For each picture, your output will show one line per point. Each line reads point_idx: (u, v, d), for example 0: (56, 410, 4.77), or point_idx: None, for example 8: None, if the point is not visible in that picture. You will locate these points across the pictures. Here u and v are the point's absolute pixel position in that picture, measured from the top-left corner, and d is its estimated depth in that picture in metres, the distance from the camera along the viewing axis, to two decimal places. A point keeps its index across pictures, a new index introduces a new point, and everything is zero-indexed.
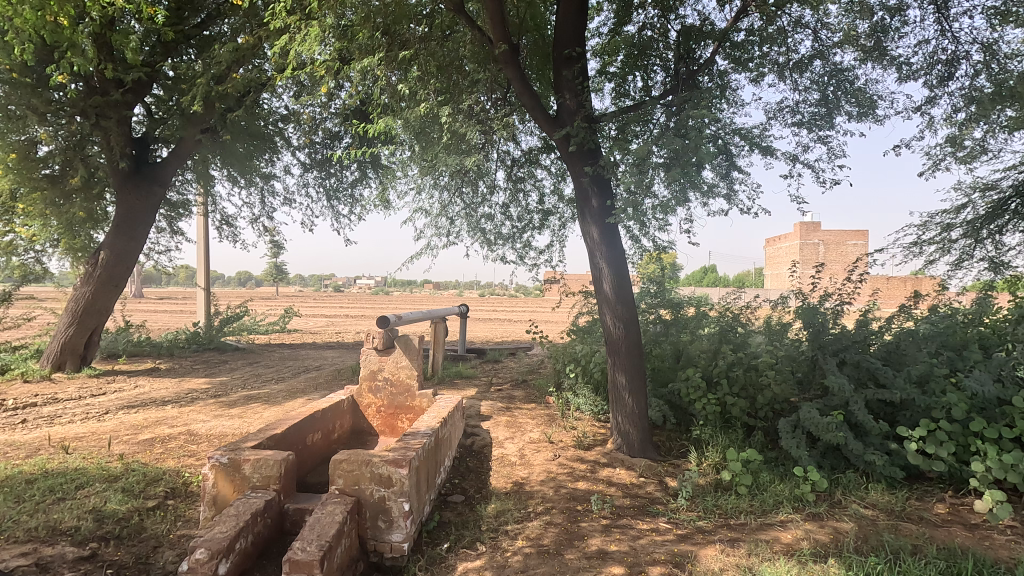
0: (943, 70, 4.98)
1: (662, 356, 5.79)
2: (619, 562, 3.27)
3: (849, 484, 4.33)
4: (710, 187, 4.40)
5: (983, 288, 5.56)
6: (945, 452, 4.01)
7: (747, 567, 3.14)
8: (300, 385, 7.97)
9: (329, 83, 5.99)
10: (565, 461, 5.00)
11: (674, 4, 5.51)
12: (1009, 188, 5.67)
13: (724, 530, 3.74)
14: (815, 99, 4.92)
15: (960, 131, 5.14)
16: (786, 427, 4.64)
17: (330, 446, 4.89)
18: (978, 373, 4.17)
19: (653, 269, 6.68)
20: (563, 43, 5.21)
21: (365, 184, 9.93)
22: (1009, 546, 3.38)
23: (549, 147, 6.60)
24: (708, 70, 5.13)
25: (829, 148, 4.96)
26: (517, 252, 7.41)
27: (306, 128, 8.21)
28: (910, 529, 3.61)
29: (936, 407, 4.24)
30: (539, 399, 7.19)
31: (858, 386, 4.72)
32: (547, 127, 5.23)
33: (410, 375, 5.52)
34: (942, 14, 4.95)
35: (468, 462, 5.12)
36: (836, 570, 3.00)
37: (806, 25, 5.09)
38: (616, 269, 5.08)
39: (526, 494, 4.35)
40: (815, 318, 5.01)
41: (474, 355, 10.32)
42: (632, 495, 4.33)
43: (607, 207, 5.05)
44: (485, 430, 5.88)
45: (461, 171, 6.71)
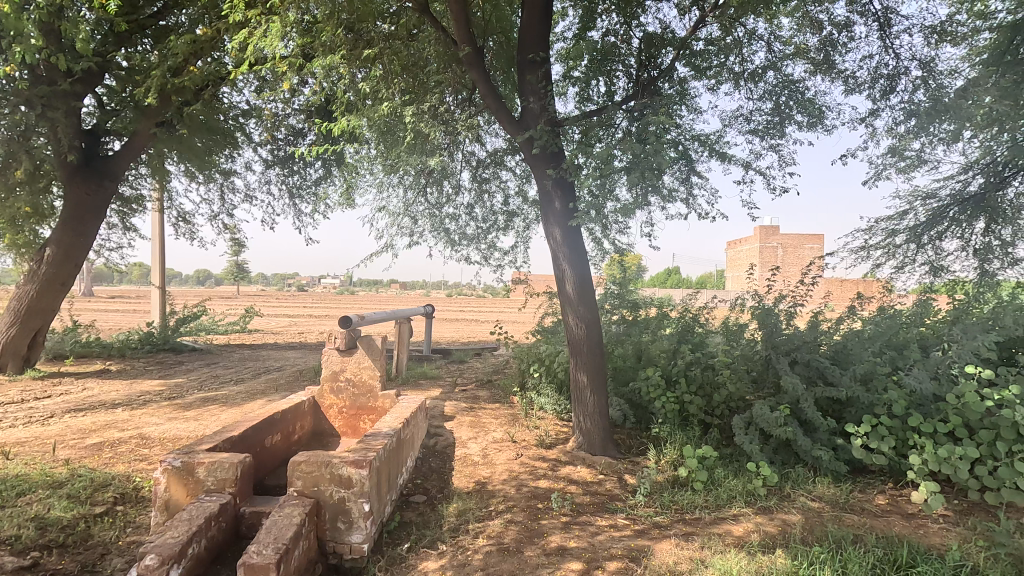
0: (886, 84, 5.24)
1: (624, 356, 5.91)
2: (577, 558, 3.34)
3: (798, 479, 4.52)
4: (670, 191, 4.52)
5: (924, 290, 5.87)
6: (886, 447, 4.22)
7: (700, 559, 3.25)
8: (261, 386, 7.81)
9: (291, 79, 5.90)
10: (526, 460, 5.05)
11: (636, 11, 5.64)
12: (948, 197, 6.01)
13: (679, 525, 3.86)
14: (768, 108, 5.12)
15: (901, 142, 5.42)
16: (740, 424, 4.81)
17: (290, 447, 4.82)
18: (917, 371, 4.38)
19: (616, 270, 6.77)
20: (528, 46, 5.26)
21: (328, 182, 9.76)
22: (941, 534, 3.61)
23: (514, 149, 6.66)
24: (668, 77, 5.24)
25: (781, 156, 5.15)
26: (482, 253, 7.47)
27: (267, 124, 8.03)
28: (852, 520, 3.80)
29: (878, 404, 4.47)
30: (503, 399, 7.24)
31: (808, 384, 4.93)
32: (511, 128, 5.28)
33: (374, 375, 5.48)
34: (885, 31, 5.19)
35: (431, 462, 5.12)
36: (782, 560, 3.15)
37: (760, 36, 5.28)
38: (578, 270, 5.16)
39: (488, 494, 4.38)
40: (768, 319, 5.19)
41: (439, 356, 10.30)
42: (591, 492, 4.42)
43: (569, 210, 5.13)
44: (448, 430, 5.89)
45: (426, 170, 6.70)
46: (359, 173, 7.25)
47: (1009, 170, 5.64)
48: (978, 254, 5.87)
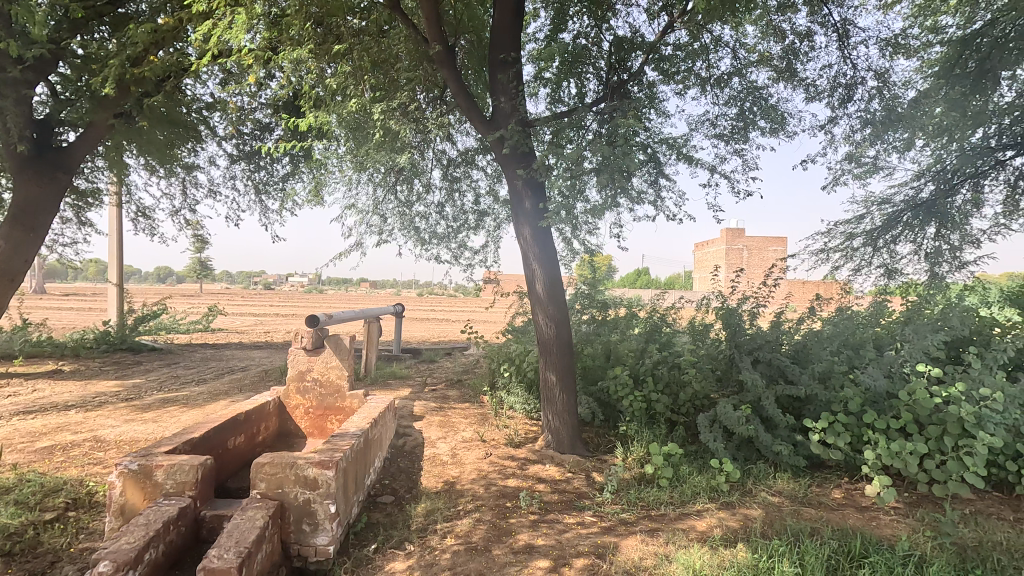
0: (844, 93, 5.43)
1: (592, 356, 5.98)
2: (545, 556, 3.37)
3: (759, 474, 4.65)
4: (639, 193, 4.59)
5: (879, 292, 6.10)
6: (842, 442, 4.38)
7: (665, 555, 3.32)
8: (224, 386, 7.60)
9: (257, 72, 5.76)
10: (496, 459, 5.06)
11: (607, 14, 5.70)
12: (902, 203, 6.26)
13: (645, 521, 3.93)
14: (733, 114, 5.25)
15: (858, 149, 5.62)
16: (705, 422, 4.92)
17: (254, 449, 4.71)
18: (872, 369, 4.54)
19: (586, 270, 6.84)
20: (499, 46, 5.27)
21: (295, 178, 9.57)
22: (892, 525, 3.76)
23: (485, 149, 6.66)
24: (637, 80, 5.32)
25: (744, 161, 5.28)
26: (452, 252, 7.45)
27: (232, 117, 7.83)
28: (810, 514, 3.94)
29: (835, 402, 4.63)
30: (472, 399, 7.22)
31: (770, 382, 5.08)
32: (481, 128, 5.28)
33: (341, 375, 5.41)
34: (844, 42, 5.38)
35: (400, 462, 5.08)
36: (743, 554, 3.24)
37: (726, 43, 5.41)
38: (548, 269, 5.20)
39: (456, 493, 4.37)
40: (732, 319, 5.32)
41: (408, 355, 10.20)
42: (559, 491, 4.46)
43: (539, 210, 5.16)
44: (417, 430, 5.85)
45: (396, 168, 6.63)
46: (327, 169, 7.13)
47: (957, 178, 5.91)
48: (929, 258, 6.14)
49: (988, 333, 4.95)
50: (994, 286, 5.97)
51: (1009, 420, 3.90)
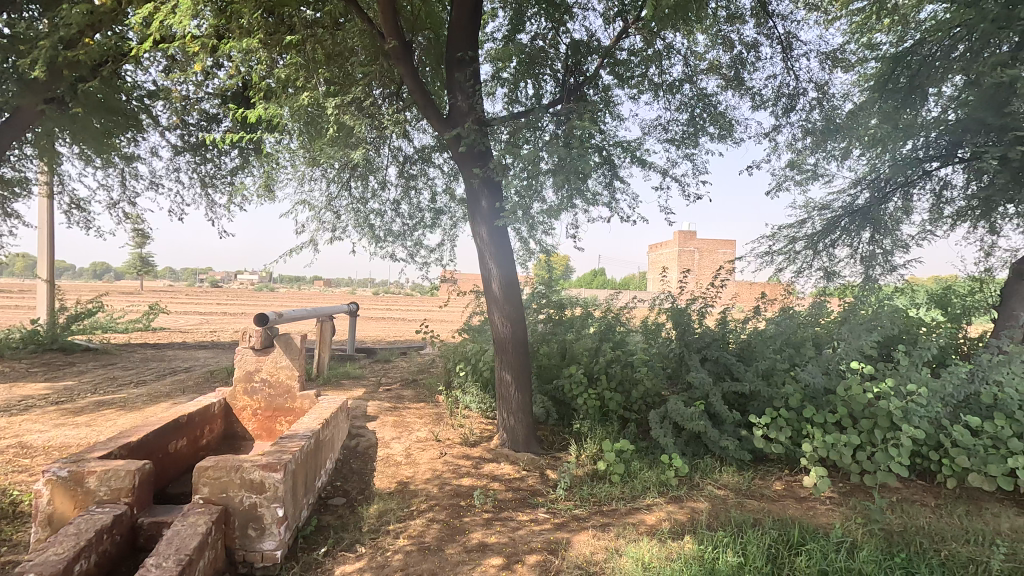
0: (787, 102, 5.68)
1: (548, 354, 6.05)
2: (498, 553, 3.38)
3: (706, 468, 4.82)
4: (594, 195, 4.66)
5: (819, 293, 6.41)
6: (784, 437, 4.58)
7: (615, 548, 3.40)
8: (166, 388, 7.26)
9: (203, 60, 5.54)
10: (450, 458, 5.04)
11: (564, 17, 5.76)
12: (840, 209, 6.62)
13: (597, 517, 4.00)
14: (684, 119, 5.41)
15: (799, 157, 5.90)
16: (656, 418, 5.05)
17: (197, 453, 4.53)
18: (811, 366, 4.77)
19: (542, 270, 6.90)
20: (456, 45, 5.25)
21: (244, 171, 9.24)
22: (828, 514, 3.97)
23: (442, 147, 6.63)
24: (593, 84, 5.40)
25: (694, 165, 5.45)
26: (408, 250, 7.37)
27: (176, 107, 7.50)
28: (753, 505, 4.11)
29: (777, 398, 4.84)
30: (427, 398, 7.17)
31: (717, 379, 5.26)
32: (438, 126, 5.26)
33: (291, 375, 5.25)
34: (787, 54, 5.63)
35: (353, 464, 4.99)
36: (690, 545, 3.35)
37: (678, 50, 5.56)
38: (504, 269, 5.21)
39: (410, 493, 4.33)
40: (681, 318, 5.48)
41: (363, 355, 10.02)
42: (514, 488, 4.49)
43: (495, 209, 5.17)
44: (371, 430, 5.76)
45: (350, 163, 6.51)
46: (279, 164, 6.93)
47: (889, 186, 6.29)
48: (864, 261, 6.51)
49: (915, 331, 5.29)
50: (922, 288, 6.37)
51: (932, 413, 4.17)
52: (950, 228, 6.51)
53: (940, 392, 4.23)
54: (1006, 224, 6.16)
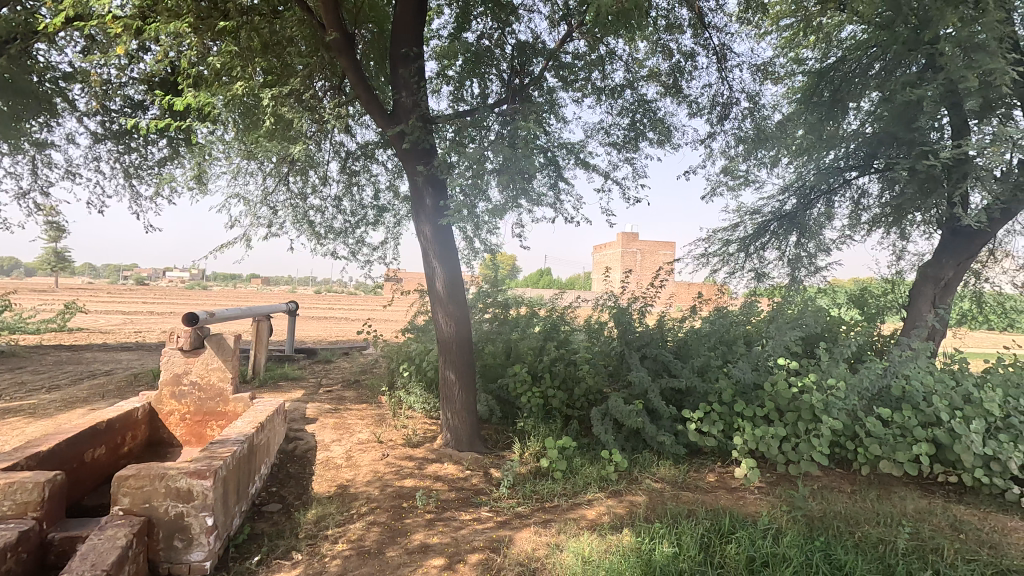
0: (721, 111, 5.95)
1: (493, 354, 6.07)
2: (439, 554, 3.36)
3: (645, 463, 4.98)
4: (539, 195, 4.71)
5: (750, 293, 6.74)
6: (716, 430, 4.79)
7: (556, 544, 3.45)
8: (83, 393, 6.76)
9: (126, 43, 5.18)
10: (392, 460, 4.96)
11: (510, 18, 5.80)
12: (770, 214, 7.00)
13: (539, 514, 4.05)
14: (626, 124, 5.56)
15: (732, 163, 6.19)
16: (598, 415, 5.17)
17: (117, 461, 4.25)
18: (742, 363, 5.01)
19: (488, 270, 6.91)
20: (401, 41, 5.16)
21: (173, 162, 8.72)
22: (755, 503, 4.19)
23: (385, 143, 6.51)
24: (538, 85, 5.43)
25: (634, 169, 5.61)
26: (350, 248, 7.20)
27: (97, 91, 6.99)
28: (688, 497, 4.27)
29: (710, 393, 5.07)
30: (370, 399, 7.03)
31: (655, 376, 5.44)
32: (382, 123, 5.17)
33: (224, 377, 5.01)
34: (722, 65, 5.90)
35: (290, 468, 4.83)
36: (628, 538, 3.45)
37: (620, 56, 5.71)
38: (448, 268, 5.18)
39: (350, 496, 4.23)
40: (623, 318, 5.63)
41: (302, 355, 9.70)
42: (457, 488, 4.47)
43: (440, 207, 5.13)
44: (310, 433, 5.58)
45: (289, 157, 6.29)
46: (211, 156, 6.60)
47: (814, 193, 6.70)
48: (791, 264, 6.91)
49: (836, 329, 5.66)
50: (843, 289, 6.82)
51: (849, 405, 4.48)
52: (866, 233, 7.01)
53: (856, 386, 4.55)
54: (915, 230, 6.70)
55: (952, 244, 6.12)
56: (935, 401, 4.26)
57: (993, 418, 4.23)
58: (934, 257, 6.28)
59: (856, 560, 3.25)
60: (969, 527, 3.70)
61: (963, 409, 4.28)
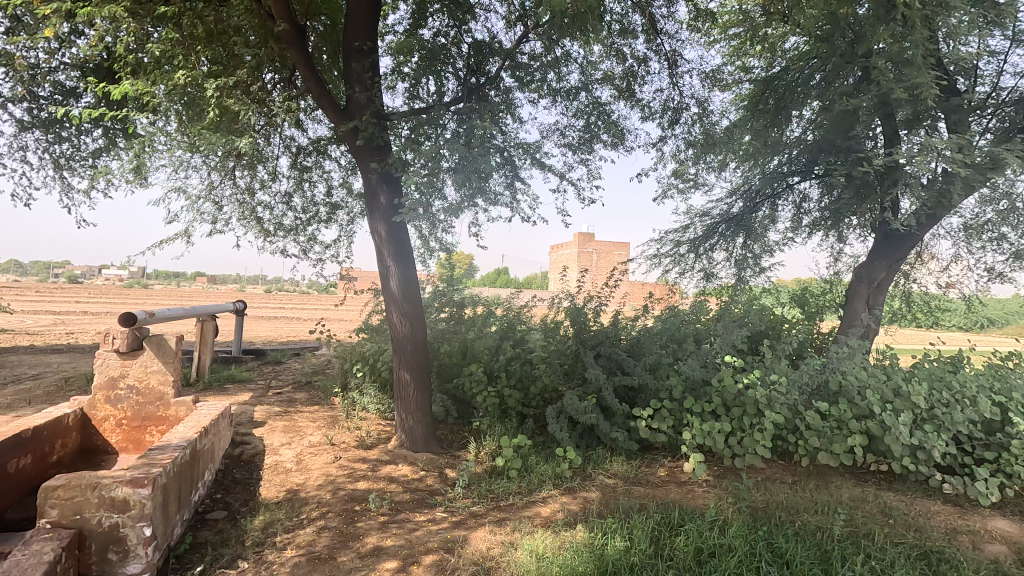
0: (672, 115, 6.11)
1: (449, 353, 6.03)
2: (393, 557, 3.32)
3: (598, 459, 5.07)
4: (496, 194, 4.71)
5: (700, 293, 6.95)
6: (667, 426, 4.92)
7: (511, 542, 3.47)
8: (6, 399, 6.30)
9: (55, 26, 4.86)
10: (345, 462, 4.86)
11: (466, 17, 5.77)
12: (718, 216, 7.25)
13: (494, 512, 4.06)
14: (581, 126, 5.63)
15: (683, 166, 6.37)
16: (553, 413, 5.21)
17: (45, 471, 3.99)
18: (691, 360, 5.17)
19: (444, 269, 6.86)
20: (354, 34, 5.05)
21: (109, 153, 8.24)
22: (703, 495, 4.34)
23: (338, 139, 6.36)
24: (494, 85, 5.42)
25: (589, 170, 5.70)
26: (301, 246, 7.01)
27: (23, 75, 6.53)
28: (640, 492, 4.38)
29: (661, 390, 5.20)
30: (322, 401, 6.85)
31: (609, 374, 5.53)
32: (334, 118, 5.05)
33: (164, 380, 4.77)
34: (673, 71, 6.06)
35: (235, 474, 4.65)
36: (581, 534, 3.50)
37: (575, 59, 5.78)
38: (403, 267, 5.12)
39: (300, 501, 4.12)
40: (578, 316, 5.70)
41: (250, 357, 9.35)
42: (411, 489, 4.42)
43: (394, 205, 5.05)
44: (258, 436, 5.39)
45: (236, 151, 6.06)
46: (151, 148, 6.28)
47: (759, 197, 6.98)
48: (737, 264, 7.18)
49: (779, 327, 5.90)
50: (786, 289, 7.14)
51: (790, 400, 4.68)
52: (807, 235, 7.36)
53: (797, 381, 4.77)
54: (851, 233, 7.08)
55: (884, 247, 6.50)
56: (868, 394, 4.50)
57: (919, 409, 4.52)
58: (868, 258, 6.65)
59: (796, 547, 3.41)
60: (898, 512, 3.94)
61: (893, 402, 4.55)
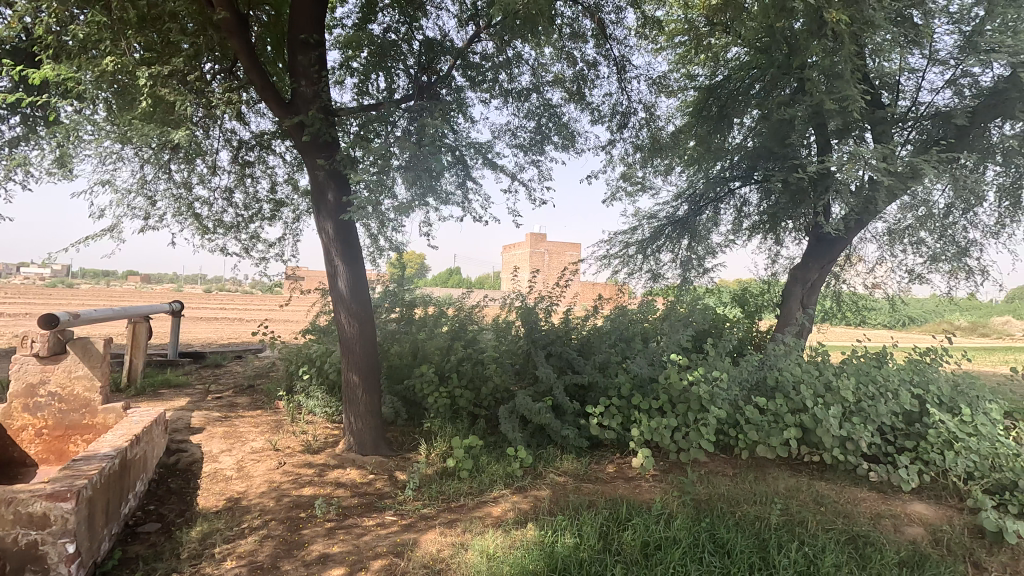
0: (621, 119, 6.25)
1: (399, 354, 5.94)
2: (339, 563, 3.24)
3: (549, 457, 5.12)
4: (447, 194, 4.66)
5: (647, 293, 7.15)
6: (616, 423, 5.02)
7: (461, 543, 3.45)
8: None
9: None
10: (290, 468, 4.70)
11: (417, 14, 5.70)
12: (665, 218, 7.47)
13: (445, 514, 4.03)
14: (532, 127, 5.67)
15: (631, 169, 6.53)
16: (505, 413, 5.22)
17: None
18: (639, 359, 5.29)
19: (394, 268, 6.75)
20: (300, 26, 4.89)
21: (28, 141, 7.65)
22: (650, 490, 4.46)
23: (283, 134, 6.14)
24: (445, 84, 5.38)
25: (540, 171, 5.75)
26: (243, 244, 6.73)
27: None
28: (589, 488, 4.45)
29: (610, 388, 5.30)
30: (266, 404, 6.60)
31: (560, 373, 5.59)
32: (279, 112, 4.88)
33: (90, 387, 4.45)
34: (622, 75, 6.19)
35: (170, 484, 4.42)
36: (531, 533, 3.53)
37: (526, 60, 5.81)
38: (352, 267, 5.00)
39: (241, 509, 3.96)
40: (529, 316, 5.73)
41: (188, 360, 8.90)
42: (360, 494, 4.33)
43: (343, 203, 4.93)
44: (195, 443, 5.14)
45: (171, 144, 5.75)
46: (76, 138, 5.88)
47: (703, 201, 7.23)
48: (683, 266, 7.42)
49: (721, 326, 6.13)
50: (728, 289, 7.43)
51: (732, 396, 4.87)
52: (747, 238, 7.69)
53: (738, 378, 4.96)
54: (787, 236, 7.45)
55: (817, 250, 6.88)
56: (802, 389, 4.75)
57: (848, 403, 4.80)
58: (803, 260, 7.02)
59: (736, 537, 3.56)
60: (828, 500, 4.17)
61: (825, 396, 4.81)
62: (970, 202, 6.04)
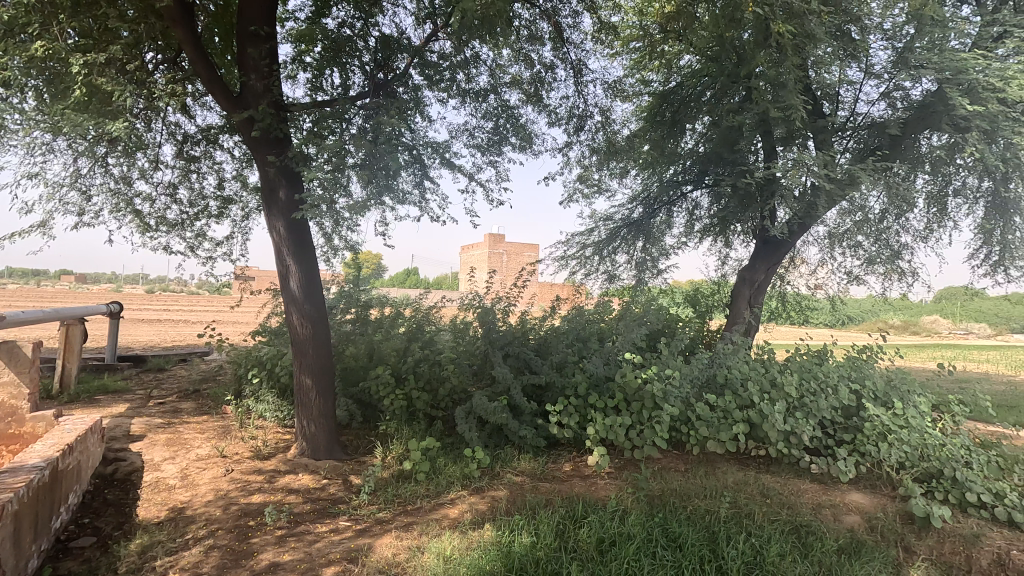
0: (578, 122, 6.33)
1: (354, 356, 5.82)
2: (291, 572, 3.15)
3: (506, 458, 5.13)
4: (403, 193, 4.61)
5: (603, 293, 7.27)
6: (572, 422, 5.07)
7: (417, 546, 3.41)
8: None
9: None
10: (238, 475, 4.53)
11: (373, 9, 5.61)
12: (620, 220, 7.61)
13: (401, 517, 3.97)
14: (490, 127, 5.67)
15: (587, 171, 6.62)
16: (462, 414, 5.19)
17: None
18: (595, 358, 5.37)
19: (348, 268, 6.61)
20: (250, 18, 4.72)
21: None
22: (605, 487, 4.53)
23: (231, 129, 5.92)
24: (402, 82, 5.31)
25: (497, 172, 5.76)
26: (188, 243, 6.45)
27: None
28: (546, 487, 4.49)
29: (567, 388, 5.36)
30: (213, 410, 6.34)
31: (517, 373, 5.61)
32: (226, 106, 4.71)
33: (17, 394, 4.17)
34: (579, 79, 6.27)
35: (107, 496, 4.18)
36: (489, 533, 3.53)
37: (484, 60, 5.81)
38: (304, 266, 4.87)
39: (185, 520, 3.79)
40: (487, 317, 5.72)
41: (128, 364, 8.45)
42: (312, 499, 4.22)
43: (295, 201, 4.79)
44: (136, 451, 4.89)
45: (109, 136, 5.45)
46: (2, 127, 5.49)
47: (657, 203, 7.41)
48: (637, 267, 7.58)
49: (674, 325, 6.29)
50: (680, 290, 7.64)
51: (684, 394, 5.01)
52: (698, 240, 7.93)
53: (689, 376, 5.11)
54: (736, 239, 7.72)
55: (763, 252, 7.16)
56: (750, 386, 4.93)
57: (791, 399, 5.01)
58: (750, 262, 7.29)
59: (688, 530, 3.66)
60: (774, 492, 4.35)
61: (770, 393, 5.01)
62: (902, 208, 6.43)
